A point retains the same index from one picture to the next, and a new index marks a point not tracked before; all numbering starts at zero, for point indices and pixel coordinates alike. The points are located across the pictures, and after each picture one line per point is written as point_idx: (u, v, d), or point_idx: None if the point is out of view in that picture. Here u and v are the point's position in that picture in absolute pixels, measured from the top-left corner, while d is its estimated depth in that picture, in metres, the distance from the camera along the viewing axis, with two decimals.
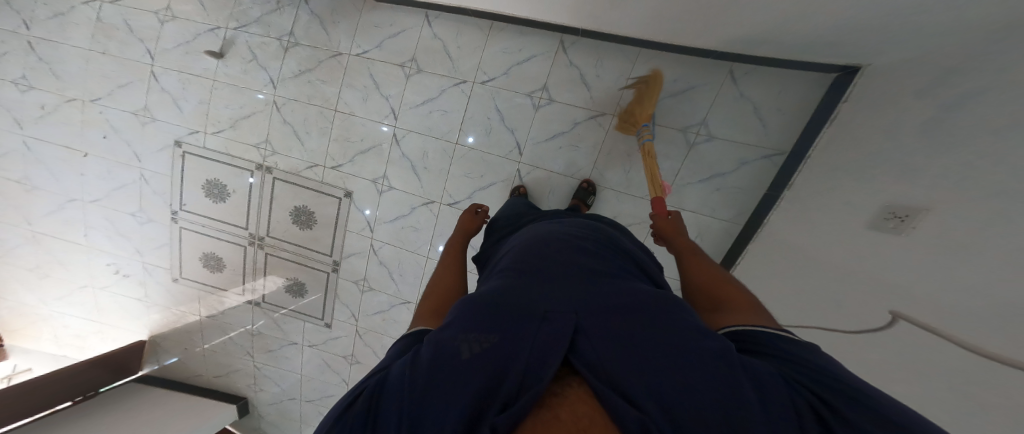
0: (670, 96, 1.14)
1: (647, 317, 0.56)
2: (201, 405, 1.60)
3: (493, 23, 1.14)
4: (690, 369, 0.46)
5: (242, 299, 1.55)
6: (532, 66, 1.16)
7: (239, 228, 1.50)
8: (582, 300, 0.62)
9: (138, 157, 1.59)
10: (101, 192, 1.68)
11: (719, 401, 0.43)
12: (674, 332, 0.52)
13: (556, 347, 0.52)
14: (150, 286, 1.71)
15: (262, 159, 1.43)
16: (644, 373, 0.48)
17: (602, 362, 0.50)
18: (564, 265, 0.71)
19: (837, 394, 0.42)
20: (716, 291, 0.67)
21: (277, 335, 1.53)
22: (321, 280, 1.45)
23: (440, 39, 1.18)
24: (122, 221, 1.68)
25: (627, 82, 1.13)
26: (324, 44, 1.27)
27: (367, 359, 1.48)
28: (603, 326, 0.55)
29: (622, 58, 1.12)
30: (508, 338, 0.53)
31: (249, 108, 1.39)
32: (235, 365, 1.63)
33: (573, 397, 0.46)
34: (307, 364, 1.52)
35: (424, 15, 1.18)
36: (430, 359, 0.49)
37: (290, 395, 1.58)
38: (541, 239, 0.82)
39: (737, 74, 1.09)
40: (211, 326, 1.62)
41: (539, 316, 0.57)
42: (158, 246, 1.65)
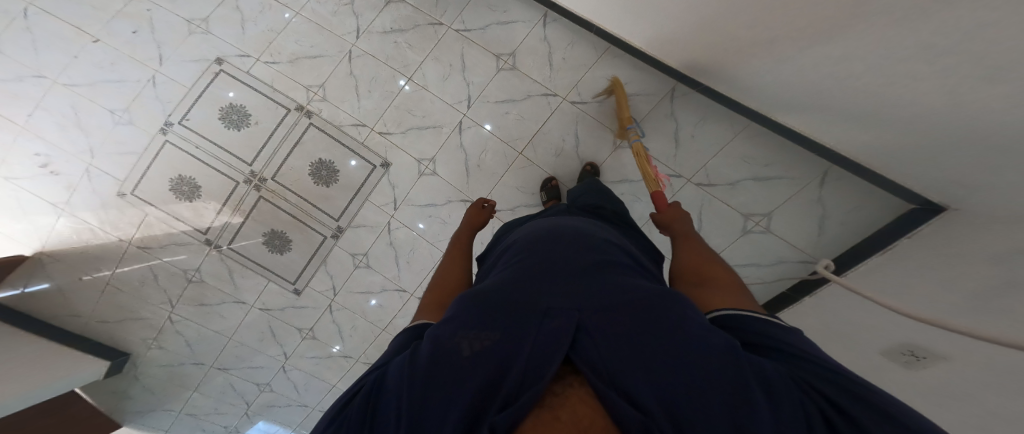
0: (753, 180, 1.21)
1: (648, 312, 0.50)
2: (63, 354, 1.36)
3: (609, 47, 1.21)
4: (692, 364, 0.41)
5: (200, 236, 1.39)
6: (630, 102, 1.23)
7: (240, 161, 1.35)
8: (585, 294, 0.57)
9: (160, 59, 1.37)
10: (88, 79, 1.39)
11: (723, 405, 0.37)
12: (678, 324, 0.47)
13: (558, 344, 0.47)
14: (79, 194, 1.41)
15: (307, 101, 1.30)
16: (647, 373, 0.42)
17: (604, 360, 0.45)
18: (566, 260, 0.66)
19: (841, 391, 0.36)
20: (703, 271, 0.64)
21: (224, 287, 1.40)
22: (314, 242, 1.35)
23: (548, 42, 1.22)
24: (92, 115, 1.40)
25: (719, 153, 1.22)
26: (428, 10, 1.24)
27: (325, 338, 1.44)
28: (606, 323, 0.50)
29: (725, 129, 1.20)
30: (509, 338, 0.48)
31: (320, 47, 1.28)
32: (143, 312, 1.44)
33: (572, 400, 0.41)
34: (245, 329, 1.43)
35: (542, 13, 1.21)
36: (427, 355, 0.46)
37: (199, 359, 1.46)
38: (540, 232, 0.77)
39: (825, 183, 1.15)
40: (140, 256, 1.42)
41: (539, 312, 0.52)
42: (123, 153, 1.41)
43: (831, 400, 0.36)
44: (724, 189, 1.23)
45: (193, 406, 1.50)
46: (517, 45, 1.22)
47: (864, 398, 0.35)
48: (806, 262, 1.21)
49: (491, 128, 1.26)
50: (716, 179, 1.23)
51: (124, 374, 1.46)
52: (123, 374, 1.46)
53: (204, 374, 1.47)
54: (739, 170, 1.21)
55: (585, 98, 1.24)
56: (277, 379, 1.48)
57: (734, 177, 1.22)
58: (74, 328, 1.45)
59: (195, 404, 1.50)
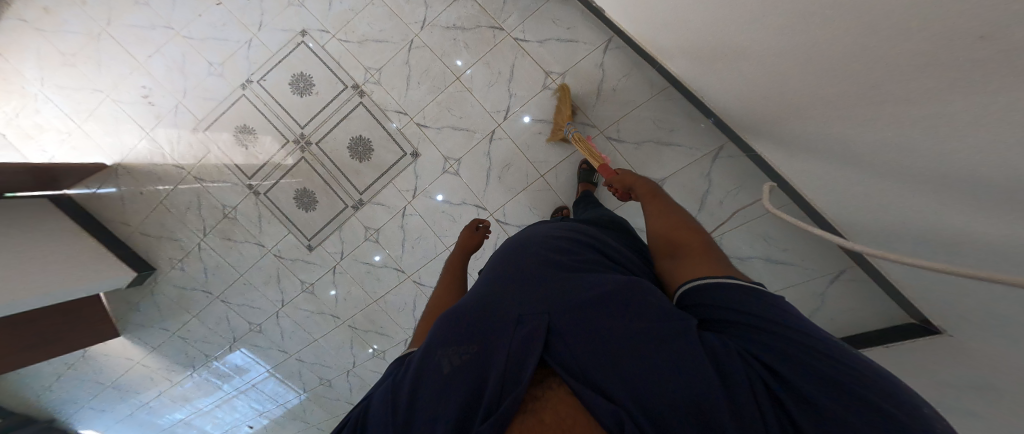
0: (764, 259, 1.14)
1: (615, 309, 0.50)
2: (100, 256, 1.52)
3: (666, 87, 1.18)
4: (656, 364, 0.42)
5: (245, 180, 1.52)
6: (666, 151, 1.19)
7: (295, 123, 1.47)
8: (551, 290, 0.55)
9: (260, 26, 1.56)
10: (201, 35, 1.61)
11: (688, 406, 0.38)
12: (639, 319, 0.47)
13: (530, 347, 0.48)
14: (164, 125, 1.63)
15: (363, 82, 1.40)
16: (612, 369, 0.43)
17: (576, 363, 0.45)
18: (536, 259, 0.64)
19: (780, 355, 0.40)
20: (675, 237, 0.63)
21: (249, 230, 1.50)
22: (335, 208, 1.42)
23: (603, 70, 1.21)
24: (193, 64, 1.62)
25: (740, 224, 1.16)
26: (493, 12, 1.26)
27: (322, 296, 1.47)
28: (574, 318, 0.50)
29: (757, 202, 1.14)
30: (483, 348, 0.49)
31: (389, 33, 1.35)
32: (178, 234, 1.58)
33: (553, 401, 0.42)
34: (255, 269, 1.51)
35: (607, 37, 1.20)
36: (409, 384, 0.48)
37: (208, 288, 1.56)
38: (514, 240, 0.74)
39: (836, 280, 1.08)
40: (191, 185, 1.57)
41: (511, 320, 0.52)
42: (207, 99, 1.60)
43: (768, 364, 0.40)
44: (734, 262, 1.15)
45: (187, 332, 1.59)
46: (571, 65, 1.22)
47: (819, 369, 0.37)
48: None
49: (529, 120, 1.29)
50: (730, 251, 1.16)
51: (142, 288, 1.61)
52: (141, 286, 1.60)
53: (209, 301, 1.56)
54: (755, 245, 1.15)
55: (621, 136, 1.22)
56: (268, 323, 1.53)
57: (745, 252, 1.16)
58: (121, 235, 1.64)
59: (190, 330, 1.59)
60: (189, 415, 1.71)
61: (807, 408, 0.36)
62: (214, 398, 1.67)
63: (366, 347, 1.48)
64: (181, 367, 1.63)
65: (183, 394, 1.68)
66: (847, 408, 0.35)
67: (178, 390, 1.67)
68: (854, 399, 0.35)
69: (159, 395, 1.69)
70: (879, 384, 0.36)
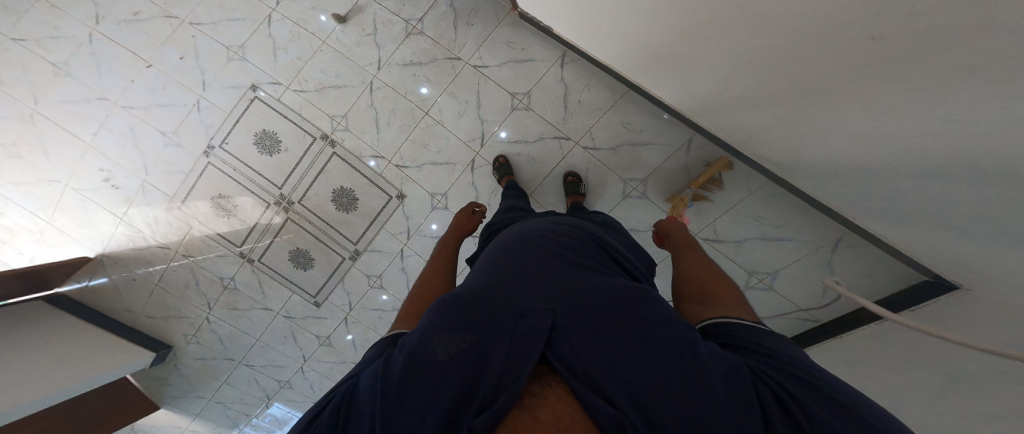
0: (763, 239, 1.25)
1: (619, 312, 0.57)
2: (116, 343, 1.54)
3: (627, 92, 1.23)
4: (652, 364, 0.48)
5: (235, 249, 1.51)
6: (643, 151, 1.26)
7: (271, 184, 1.44)
8: (559, 295, 0.62)
9: (203, 85, 1.47)
10: (143, 103, 1.52)
11: (682, 401, 0.44)
12: (647, 327, 0.53)
13: (534, 342, 0.52)
14: (135, 207, 1.58)
15: (331, 131, 1.36)
16: (613, 367, 0.49)
17: (577, 357, 0.50)
18: (542, 263, 0.71)
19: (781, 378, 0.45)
20: (702, 286, 0.69)
21: (254, 296, 1.52)
22: (333, 261, 1.44)
23: (565, 84, 1.23)
24: (145, 135, 1.54)
25: (732, 210, 1.26)
26: (447, 43, 1.25)
27: (340, 346, 1.53)
28: (579, 319, 0.56)
29: (743, 186, 1.24)
30: (483, 342, 0.53)
31: (347, 77, 1.32)
32: (184, 311, 1.60)
33: (551, 398, 0.47)
34: (270, 332, 1.55)
35: (561, 53, 1.22)
36: (402, 362, 0.50)
37: (229, 355, 1.60)
38: (520, 239, 0.83)
39: (836, 250, 1.17)
40: (182, 263, 1.56)
41: (517, 316, 0.57)
42: (171, 172, 1.54)
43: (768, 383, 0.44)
44: (730, 246, 1.27)
45: (222, 396, 1.66)
46: (535, 83, 1.24)
47: (812, 384, 0.43)
48: (805, 320, 1.26)
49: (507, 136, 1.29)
50: (723, 235, 1.27)
51: (166, 364, 1.64)
52: (165, 363, 1.63)
53: (232, 367, 1.62)
54: (750, 228, 1.26)
55: (597, 143, 1.27)
56: (294, 380, 1.60)
57: (743, 235, 1.27)
58: (126, 321, 1.64)
59: (223, 395, 1.66)
60: None
61: (798, 409, 0.41)
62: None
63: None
64: (228, 429, 1.72)
65: None
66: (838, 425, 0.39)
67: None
68: (840, 417, 0.39)
69: None
70: (866, 408, 0.41)
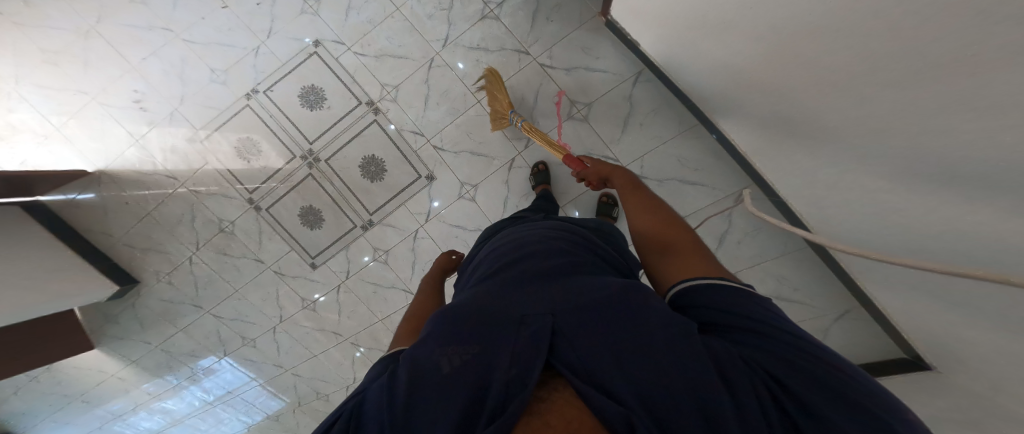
0: (783, 299, 1.20)
1: (615, 312, 0.50)
2: (78, 267, 1.43)
3: (693, 127, 1.23)
4: (658, 367, 0.42)
5: (246, 196, 1.45)
6: (688, 189, 1.25)
7: (304, 138, 1.41)
8: (554, 295, 0.56)
9: (268, 33, 1.48)
10: (204, 40, 1.52)
11: (694, 409, 0.38)
12: (643, 322, 0.47)
13: (535, 347, 0.47)
14: (159, 133, 1.54)
15: (379, 98, 1.34)
16: (618, 371, 0.43)
17: (581, 363, 0.45)
18: (535, 267, 0.66)
19: (780, 362, 0.40)
20: (663, 236, 0.65)
21: (249, 245, 1.44)
22: (343, 227, 1.37)
23: (632, 102, 1.24)
24: (195, 69, 1.54)
25: (762, 264, 1.21)
26: (522, 34, 1.24)
27: (323, 313, 1.42)
28: (577, 318, 0.50)
29: (778, 242, 1.20)
30: (484, 346, 0.48)
31: (411, 49, 1.29)
32: (167, 247, 1.50)
33: (558, 404, 0.42)
34: (252, 285, 1.44)
35: (637, 70, 1.23)
36: (404, 378, 0.46)
37: (198, 302, 1.49)
38: (515, 245, 0.78)
39: (843, 318, 1.14)
40: (185, 198, 1.49)
41: (515, 320, 0.52)
42: (209, 107, 1.53)
43: (775, 376, 0.40)
44: None
45: (172, 345, 1.52)
46: (597, 97, 1.25)
47: (823, 379, 0.38)
48: None
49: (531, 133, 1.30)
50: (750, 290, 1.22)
51: (123, 300, 1.52)
52: (123, 298, 1.51)
53: (196, 315, 1.49)
54: (773, 286, 1.20)
55: (646, 173, 1.26)
56: (261, 341, 1.47)
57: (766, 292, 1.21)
58: (101, 246, 1.53)
59: (175, 343, 1.52)
60: (165, 424, 1.65)
61: (805, 412, 0.37)
62: (195, 410, 1.61)
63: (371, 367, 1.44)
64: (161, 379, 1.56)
65: (164, 407, 1.62)
66: (848, 419, 0.35)
67: (156, 404, 1.61)
68: (845, 408, 0.36)
69: (134, 409, 1.62)
70: (868, 391, 0.37)
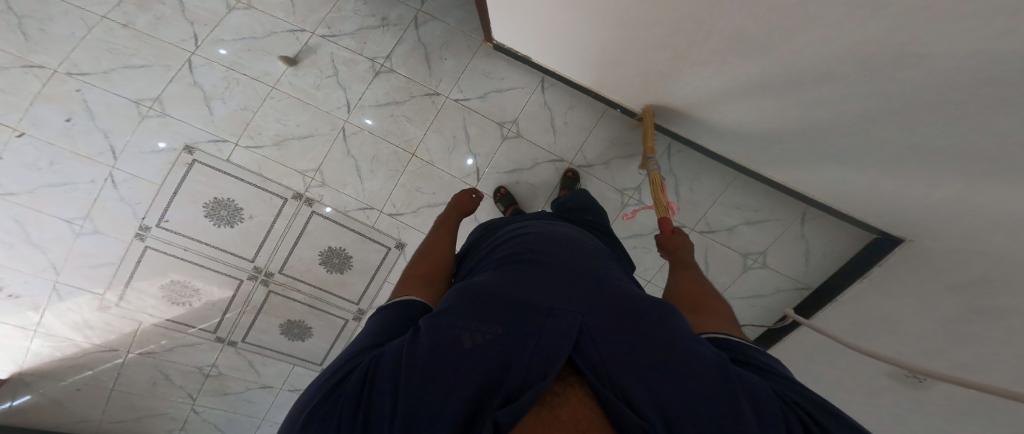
0: (746, 223, 1.33)
1: (657, 315, 0.50)
2: None
3: (607, 110, 1.23)
4: (696, 370, 0.41)
5: (214, 337, 1.29)
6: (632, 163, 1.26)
7: (240, 257, 1.22)
8: (593, 291, 0.55)
9: (113, 153, 1.15)
10: (26, 186, 1.15)
11: (724, 410, 0.37)
12: (682, 334, 0.47)
13: (565, 339, 0.44)
14: (55, 312, 1.25)
15: (305, 188, 1.18)
16: (649, 374, 0.41)
17: (612, 356, 0.43)
18: (567, 259, 0.65)
19: (825, 415, 0.40)
20: (697, 299, 0.68)
21: (247, 377, 1.33)
22: (334, 326, 1.29)
23: (549, 107, 1.21)
24: (41, 224, 1.18)
25: (714, 204, 1.32)
26: (423, 79, 1.17)
27: None
28: (616, 318, 0.49)
29: (719, 179, 1.31)
30: (513, 334, 0.45)
31: (315, 125, 1.15)
32: (158, 408, 1.37)
33: (573, 399, 0.39)
34: (278, 407, 1.38)
35: (540, 79, 1.20)
36: (427, 341, 0.42)
37: None
38: (537, 232, 0.77)
39: (806, 221, 1.30)
40: (145, 363, 1.31)
41: (548, 307, 0.49)
42: (94, 264, 1.22)
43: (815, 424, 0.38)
44: (723, 234, 1.34)
45: None
46: (519, 112, 1.20)
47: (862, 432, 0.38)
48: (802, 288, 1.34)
49: (472, 162, 1.21)
50: (716, 226, 1.34)
51: None
52: None
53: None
54: (734, 216, 1.33)
55: (590, 161, 1.25)
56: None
57: (729, 223, 1.33)
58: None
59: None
60: None
61: None
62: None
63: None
64: None
65: None
66: None
67: None
68: None
69: None
70: None
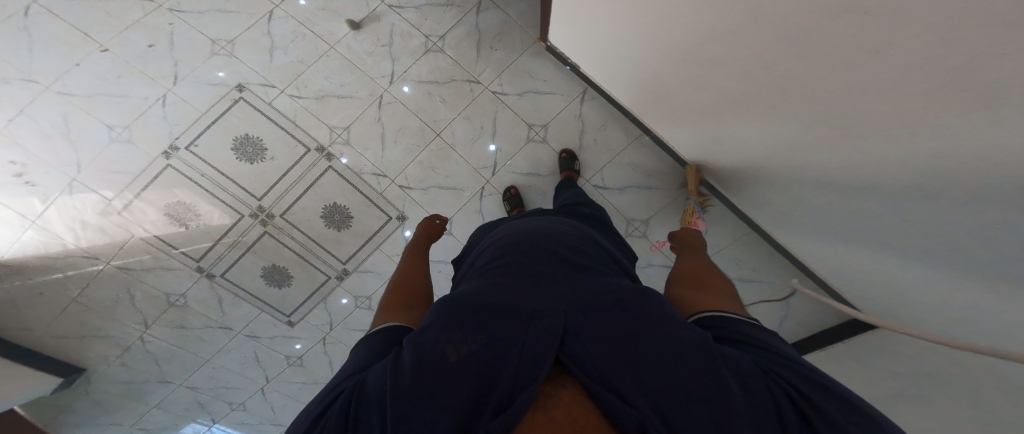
0: (740, 280, 1.34)
1: (635, 308, 0.52)
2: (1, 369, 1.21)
3: (639, 136, 1.31)
4: (676, 365, 0.42)
5: (194, 266, 1.28)
6: (647, 194, 1.32)
7: (249, 194, 1.25)
8: (569, 292, 0.56)
9: (172, 77, 1.25)
10: (85, 91, 1.24)
11: (711, 399, 0.38)
12: (660, 322, 0.48)
13: (549, 340, 0.46)
14: (57, 206, 1.27)
15: (330, 142, 1.25)
16: (633, 367, 0.43)
17: (596, 353, 0.44)
18: (548, 261, 0.66)
19: (804, 379, 0.42)
20: (701, 279, 0.71)
21: (210, 312, 1.30)
22: (315, 280, 1.28)
23: (582, 120, 1.30)
24: (82, 124, 1.25)
25: (721, 252, 1.33)
26: (468, 64, 1.24)
27: (313, 367, 1.34)
28: (593, 316, 0.50)
29: (727, 230, 1.33)
30: (495, 340, 0.46)
31: (358, 88, 1.24)
32: (109, 330, 1.34)
33: (566, 401, 0.40)
34: (226, 352, 1.33)
35: (582, 88, 1.28)
36: (411, 361, 0.43)
37: (167, 377, 1.37)
38: (521, 234, 0.78)
39: (793, 289, 1.30)
40: (118, 277, 1.30)
41: (529, 311, 0.51)
42: (113, 170, 1.27)
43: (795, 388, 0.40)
44: None
45: (146, 422, 1.42)
46: (551, 117, 1.28)
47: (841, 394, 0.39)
48: None
49: (494, 150, 1.28)
50: None
51: (72, 390, 1.36)
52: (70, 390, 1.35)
53: (171, 389, 1.38)
54: (733, 270, 1.34)
55: (606, 183, 1.32)
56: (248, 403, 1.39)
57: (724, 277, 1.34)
58: (22, 344, 1.32)
59: (150, 420, 1.42)
60: None
61: (813, 413, 0.38)
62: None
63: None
64: None
65: None
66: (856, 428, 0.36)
67: None
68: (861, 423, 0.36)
69: None
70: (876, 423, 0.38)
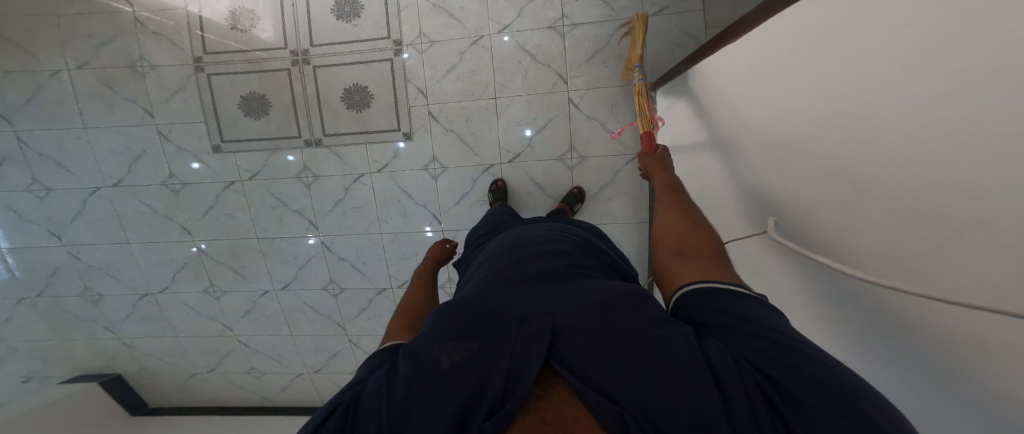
0: None
1: (625, 312, 0.38)
2: None
3: None
4: (665, 378, 0.31)
5: (199, 54, 1.13)
6: None
7: (305, 30, 1.13)
8: (555, 290, 0.44)
9: None
10: None
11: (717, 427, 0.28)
12: (642, 324, 0.36)
13: (532, 344, 0.35)
14: None
15: (409, 40, 1.14)
16: (626, 376, 0.32)
17: (581, 362, 0.33)
18: (536, 258, 0.52)
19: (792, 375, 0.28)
20: (679, 236, 0.47)
21: (153, 93, 1.13)
22: (284, 132, 1.14)
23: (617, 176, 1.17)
24: None
25: None
26: (570, 60, 1.13)
27: (183, 202, 1.17)
28: (583, 313, 0.38)
29: None
30: (481, 337, 0.37)
31: (470, 17, 1.13)
32: (40, 45, 1.12)
33: (554, 403, 0.31)
34: (112, 133, 1.14)
35: None
36: (398, 375, 0.34)
37: (14, 118, 1.14)
38: (513, 240, 0.62)
39: None
40: (133, 30, 1.12)
41: (511, 315, 0.39)
42: None
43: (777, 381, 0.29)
44: None
45: None
46: (593, 154, 1.16)
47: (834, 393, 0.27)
48: None
49: (527, 134, 1.16)
50: None
51: None
52: None
53: None
54: None
55: None
56: (65, 196, 1.16)
57: None
58: None
59: None
60: None
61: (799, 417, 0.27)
62: None
63: (203, 279, 1.20)
64: None
65: None
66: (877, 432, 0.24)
67: None
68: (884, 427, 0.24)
69: None
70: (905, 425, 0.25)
